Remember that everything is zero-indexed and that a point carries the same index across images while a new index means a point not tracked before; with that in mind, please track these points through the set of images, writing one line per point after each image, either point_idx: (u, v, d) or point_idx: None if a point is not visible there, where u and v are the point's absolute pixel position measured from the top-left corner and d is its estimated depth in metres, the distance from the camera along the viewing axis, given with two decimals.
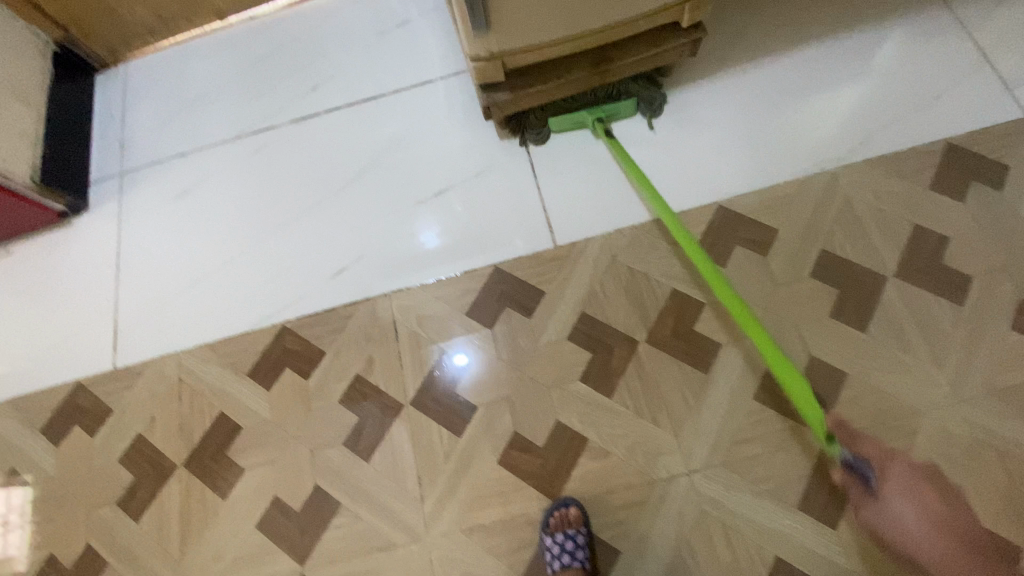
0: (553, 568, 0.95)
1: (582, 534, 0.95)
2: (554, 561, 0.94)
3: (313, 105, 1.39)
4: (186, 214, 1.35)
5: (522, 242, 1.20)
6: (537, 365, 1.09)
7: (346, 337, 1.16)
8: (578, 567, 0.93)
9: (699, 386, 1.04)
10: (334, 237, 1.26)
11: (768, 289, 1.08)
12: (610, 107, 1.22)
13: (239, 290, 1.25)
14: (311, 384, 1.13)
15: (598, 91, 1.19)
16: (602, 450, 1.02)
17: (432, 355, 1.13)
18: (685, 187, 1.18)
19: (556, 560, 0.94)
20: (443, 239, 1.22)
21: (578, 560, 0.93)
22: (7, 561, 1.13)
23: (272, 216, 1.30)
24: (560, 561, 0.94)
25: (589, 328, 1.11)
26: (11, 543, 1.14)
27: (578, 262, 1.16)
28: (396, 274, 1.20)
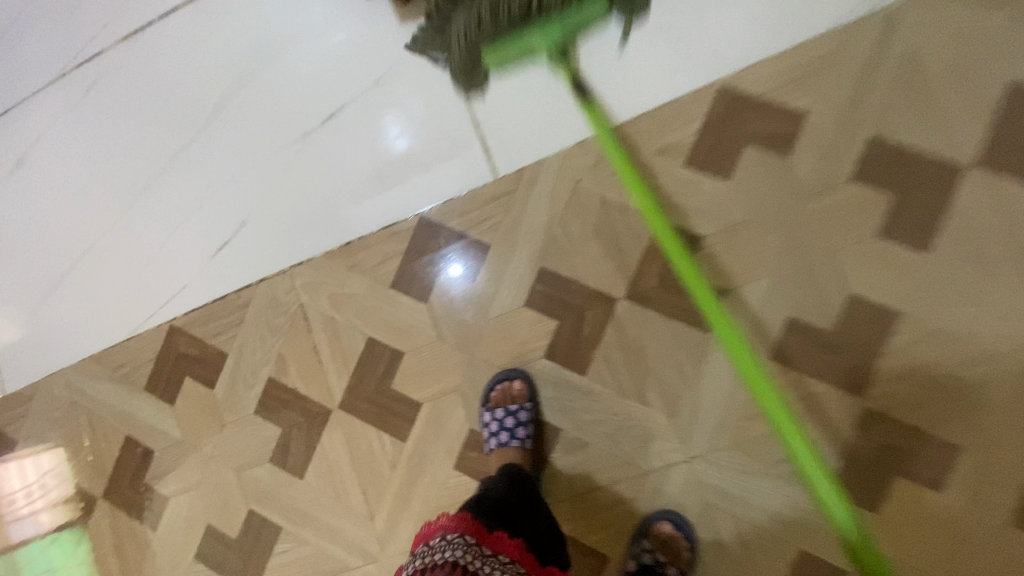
0: (489, 447, 0.81)
1: (526, 411, 0.80)
2: (491, 438, 0.80)
3: (144, 9, 0.99)
4: (28, 191, 1.03)
5: (449, 176, 0.87)
6: (488, 345, 0.84)
7: (247, 332, 0.93)
8: (516, 446, 0.79)
9: (698, 351, 0.78)
10: (209, 199, 0.96)
11: (790, 204, 0.77)
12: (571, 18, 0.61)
13: (115, 284, 0.98)
14: (218, 395, 0.93)
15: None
16: (579, 441, 0.81)
17: (356, 343, 0.88)
18: (685, 56, 0.80)
19: (493, 437, 0.80)
20: (347, 186, 0.91)
21: (518, 439, 0.79)
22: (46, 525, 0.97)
23: (130, 180, 0.99)
24: (497, 438, 0.80)
25: (550, 286, 0.83)
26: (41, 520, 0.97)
27: (528, 197, 0.84)
28: (296, 240, 0.92)
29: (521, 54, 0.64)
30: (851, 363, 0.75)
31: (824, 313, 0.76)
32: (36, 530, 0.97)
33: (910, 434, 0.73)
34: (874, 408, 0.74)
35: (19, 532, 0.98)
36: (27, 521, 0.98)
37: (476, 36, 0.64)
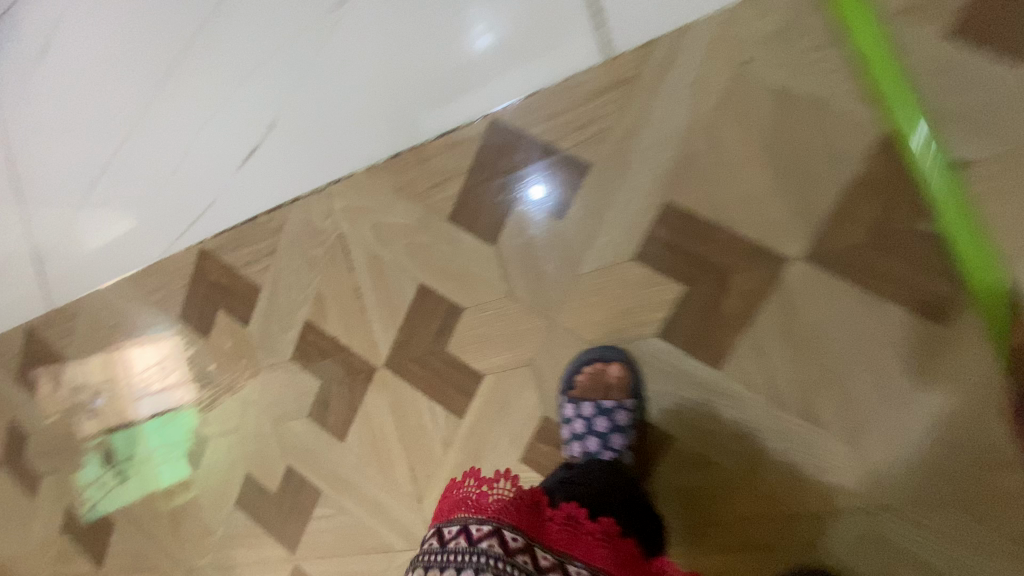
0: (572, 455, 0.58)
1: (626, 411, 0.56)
2: (576, 445, 0.58)
3: None
4: (53, 79, 0.89)
5: (537, 56, 0.58)
6: (576, 311, 0.59)
7: (281, 262, 0.75)
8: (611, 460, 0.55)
9: (916, 351, 0.49)
10: (234, 90, 0.75)
11: None
12: None
13: (144, 195, 0.84)
14: (253, 333, 0.79)
15: None
16: (699, 458, 0.56)
17: (406, 288, 0.68)
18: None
19: (579, 445, 0.57)
20: (394, 72, 0.65)
21: (613, 451, 0.56)
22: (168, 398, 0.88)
23: (150, 64, 0.81)
24: (583, 447, 0.57)
25: (678, 230, 0.54)
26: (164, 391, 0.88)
27: (656, 90, 0.54)
28: (332, 148, 0.70)
29: None
30: None
31: None
32: (165, 405, 0.89)
33: None
34: None
35: (147, 406, 0.90)
36: (155, 395, 0.89)
37: None
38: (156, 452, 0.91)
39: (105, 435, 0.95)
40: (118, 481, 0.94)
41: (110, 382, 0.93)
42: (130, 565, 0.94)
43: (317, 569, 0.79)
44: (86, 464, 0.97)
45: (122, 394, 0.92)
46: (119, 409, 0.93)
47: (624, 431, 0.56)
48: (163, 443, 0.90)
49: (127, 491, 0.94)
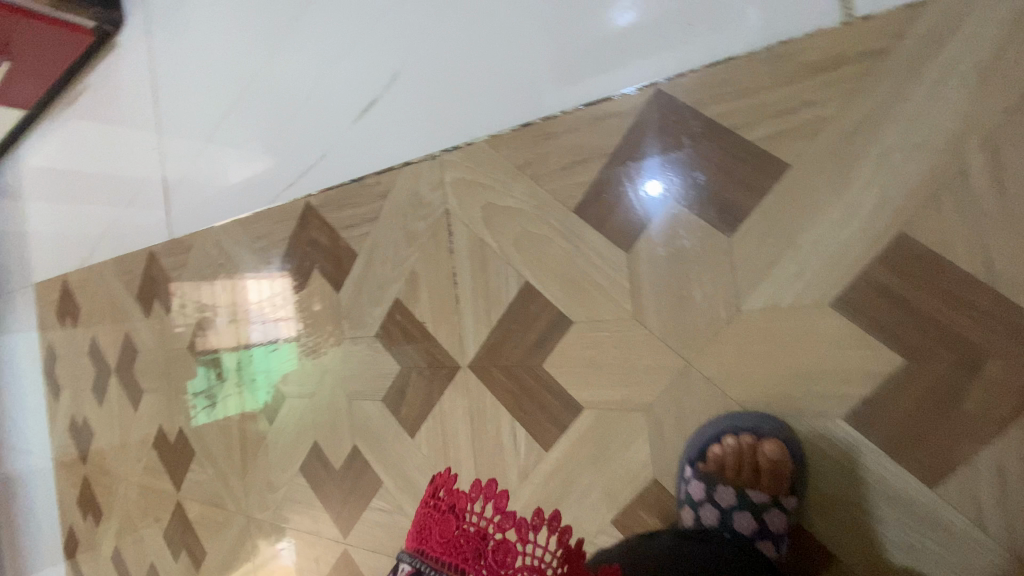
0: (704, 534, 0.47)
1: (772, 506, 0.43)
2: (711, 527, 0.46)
3: None
4: (199, 11, 0.89)
5: (732, 16, 0.43)
6: (725, 359, 0.45)
7: (380, 231, 0.68)
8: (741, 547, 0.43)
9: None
10: (362, 35, 0.68)
11: None
12: None
13: (264, 139, 0.82)
14: (342, 300, 0.74)
15: None
16: None
17: (509, 286, 0.57)
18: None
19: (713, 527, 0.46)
20: (538, 26, 0.54)
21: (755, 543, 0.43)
22: (275, 329, 0.84)
23: (286, 1, 0.77)
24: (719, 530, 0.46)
25: (908, 279, 0.38)
26: (271, 323, 0.85)
27: (915, 74, 0.37)
28: (453, 110, 0.61)
29: None
30: None
31: None
32: (272, 336, 0.85)
33: None
34: None
35: (258, 333, 0.88)
36: (266, 323, 0.86)
37: None
38: (258, 378, 0.88)
39: (218, 350, 0.95)
40: (219, 397, 0.94)
41: (228, 300, 0.91)
42: (203, 497, 0.97)
43: (366, 560, 0.74)
44: (197, 374, 0.99)
45: (240, 315, 0.90)
46: (234, 330, 0.92)
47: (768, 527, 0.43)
48: (265, 372, 0.87)
49: (224, 410, 0.93)
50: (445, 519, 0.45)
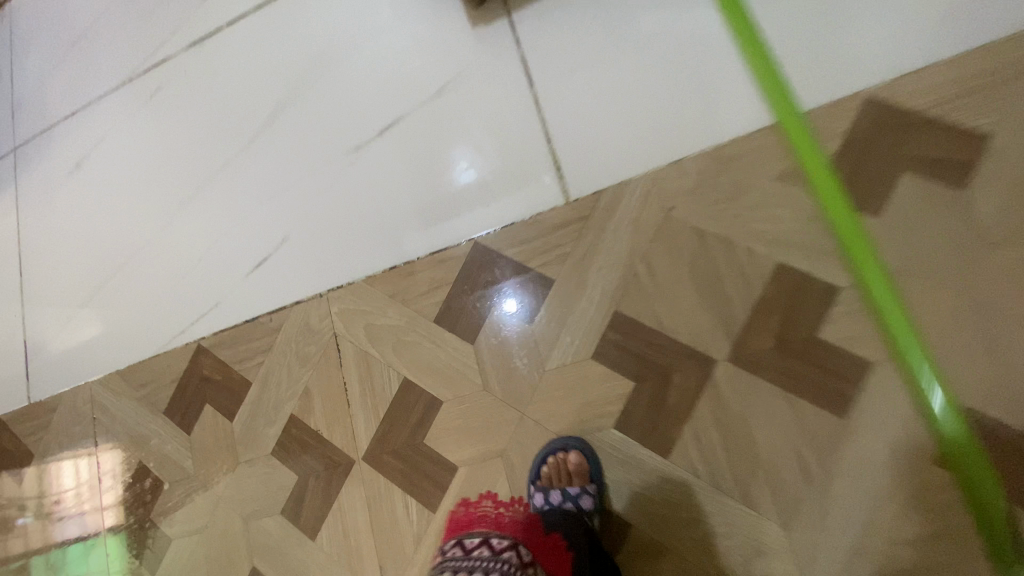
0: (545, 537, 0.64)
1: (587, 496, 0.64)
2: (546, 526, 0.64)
3: (215, 19, 0.97)
4: (83, 193, 1.00)
5: (514, 197, 0.73)
6: (543, 405, 0.68)
7: (275, 359, 0.82)
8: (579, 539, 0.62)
9: (843, 455, 0.58)
10: (255, 209, 0.88)
11: (962, 253, 0.58)
12: None
13: (151, 294, 0.92)
14: (236, 427, 0.83)
15: None
16: (656, 547, 0.62)
17: (391, 385, 0.76)
18: (812, 62, 0.65)
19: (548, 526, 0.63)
20: (396, 202, 0.79)
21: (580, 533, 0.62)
22: (93, 521, 0.88)
23: (180, 185, 0.94)
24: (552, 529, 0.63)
25: (628, 337, 0.66)
26: (87, 520, 0.89)
27: (607, 224, 0.68)
28: (338, 260, 0.81)
29: None
30: None
31: (1018, 409, 0.54)
32: (91, 528, 0.89)
33: None
34: None
35: (72, 528, 0.90)
36: (82, 518, 0.89)
37: None
38: None
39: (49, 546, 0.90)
40: None
41: (39, 498, 0.93)
42: None
43: None
44: None
45: (53, 513, 0.91)
46: (60, 507, 0.91)
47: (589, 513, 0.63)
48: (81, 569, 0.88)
49: None
50: (458, 514, 0.67)
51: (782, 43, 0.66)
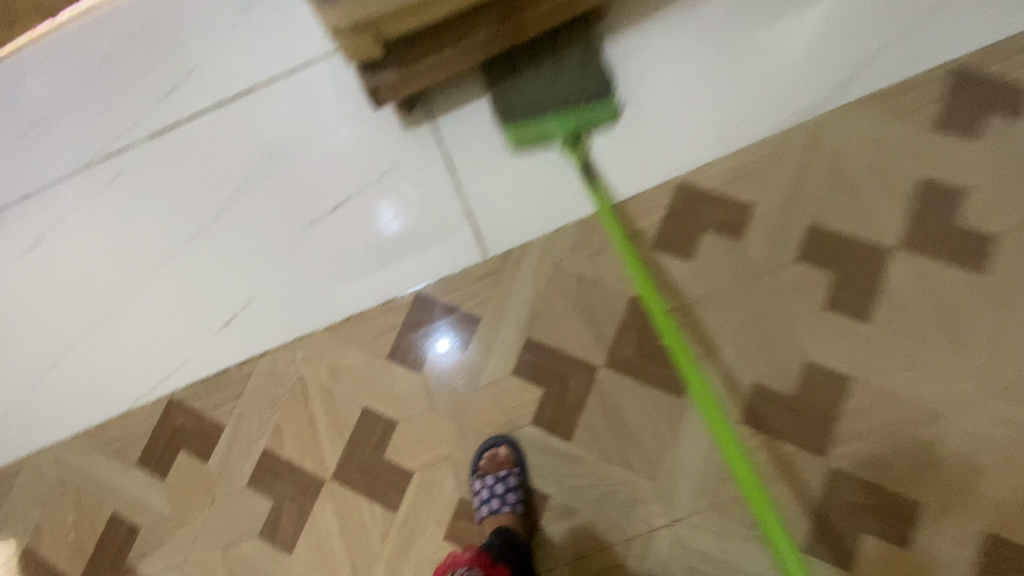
0: (483, 514, 0.84)
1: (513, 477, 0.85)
2: (483, 505, 0.84)
3: (174, 114, 1.12)
4: (39, 268, 1.09)
5: (443, 259, 0.96)
6: (478, 414, 0.90)
7: (246, 403, 0.96)
8: (508, 512, 0.83)
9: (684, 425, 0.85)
10: (220, 276, 1.03)
11: (748, 279, 0.86)
12: (581, 112, 0.93)
13: (118, 357, 1.02)
14: (210, 467, 0.95)
15: (524, 94, 0.94)
16: (567, 508, 0.85)
17: (353, 413, 0.93)
18: (622, 161, 0.94)
19: (485, 505, 0.83)
20: (350, 264, 0.99)
21: (509, 505, 0.83)
22: None
23: (144, 258, 1.06)
24: (489, 506, 0.83)
25: (536, 357, 0.90)
26: None
27: (515, 274, 0.93)
28: (301, 315, 0.98)
29: (541, 137, 0.95)
30: (815, 427, 0.81)
31: (788, 379, 0.83)
32: None
33: (875, 494, 0.79)
34: (842, 468, 0.80)
35: None
36: None
37: (513, 108, 0.94)
38: None
39: None
40: None
41: None
42: None
43: None
44: None
45: None
46: None
47: (515, 490, 0.84)
48: None
49: None
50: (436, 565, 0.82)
51: (619, 143, 0.95)
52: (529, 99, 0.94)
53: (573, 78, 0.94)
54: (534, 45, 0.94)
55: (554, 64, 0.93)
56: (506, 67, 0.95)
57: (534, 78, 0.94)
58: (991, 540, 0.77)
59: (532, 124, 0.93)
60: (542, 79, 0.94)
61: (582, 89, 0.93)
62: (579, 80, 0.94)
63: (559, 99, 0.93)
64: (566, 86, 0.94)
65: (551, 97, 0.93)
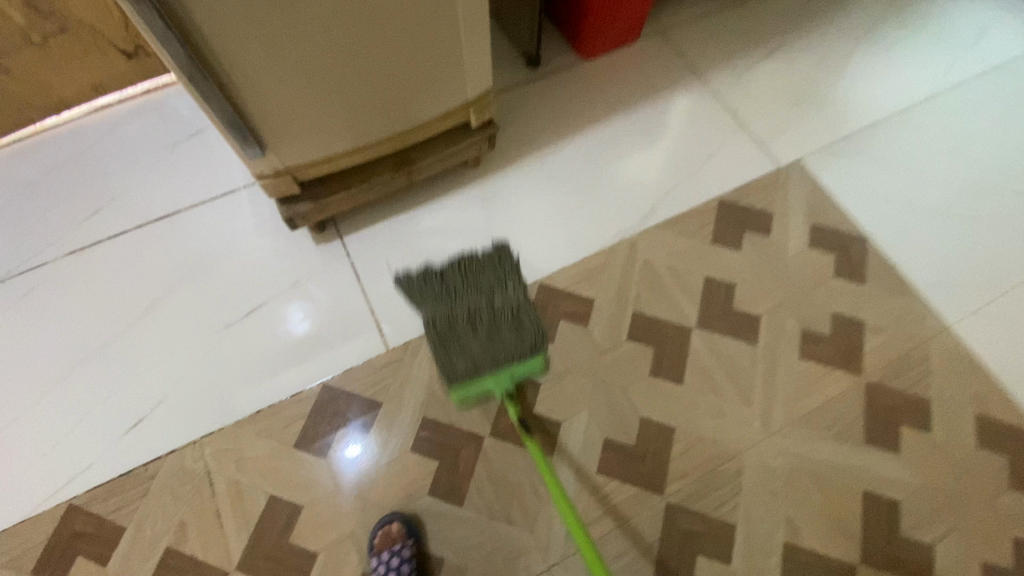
0: None
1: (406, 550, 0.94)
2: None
3: (95, 233, 1.24)
4: None
5: (349, 353, 1.12)
6: (380, 489, 1.01)
7: (151, 503, 1.00)
8: None
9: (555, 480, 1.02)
10: (131, 380, 1.10)
11: (594, 357, 1.12)
12: (514, 370, 1.05)
13: (15, 468, 1.04)
14: (108, 573, 0.96)
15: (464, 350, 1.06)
16: (460, 567, 0.97)
17: (260, 502, 1.00)
18: None
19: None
20: (262, 362, 1.11)
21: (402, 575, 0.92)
22: None
23: (51, 367, 1.11)
24: None
25: (430, 433, 1.05)
26: None
27: (412, 363, 1.11)
28: (211, 411, 1.07)
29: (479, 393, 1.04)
30: (652, 471, 1.04)
31: (629, 434, 1.06)
32: None
33: (700, 521, 1.01)
34: (675, 502, 1.02)
35: None
36: None
37: (454, 369, 1.05)
38: None
39: None
40: None
41: None
42: None
43: None
44: None
45: None
46: None
47: (409, 562, 0.94)
48: None
49: None
50: None
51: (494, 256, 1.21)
52: (469, 357, 1.05)
53: (508, 339, 1.08)
54: (474, 308, 1.10)
55: (489, 330, 1.07)
56: (449, 327, 1.08)
57: (473, 338, 1.07)
58: (789, 548, 1.00)
59: (470, 383, 1.03)
60: (482, 337, 1.07)
61: (517, 350, 1.06)
62: (514, 344, 1.07)
63: (495, 360, 1.05)
64: (503, 346, 1.06)
65: (488, 362, 1.05)
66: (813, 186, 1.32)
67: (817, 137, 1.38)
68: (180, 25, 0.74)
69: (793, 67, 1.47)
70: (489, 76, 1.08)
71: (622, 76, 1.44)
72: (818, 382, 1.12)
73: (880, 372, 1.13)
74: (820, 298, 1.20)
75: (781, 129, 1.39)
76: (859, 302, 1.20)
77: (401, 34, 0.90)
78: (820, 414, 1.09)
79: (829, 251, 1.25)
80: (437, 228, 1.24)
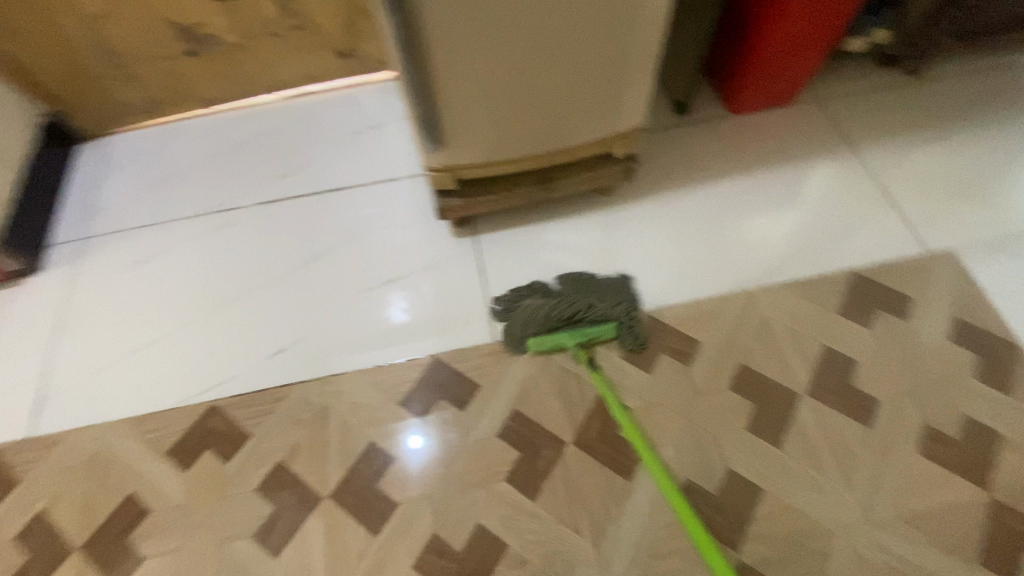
0: None
1: None
2: None
3: (281, 191, 1.48)
4: (139, 282, 1.37)
5: (459, 337, 1.22)
6: (462, 463, 1.09)
7: (275, 420, 1.16)
8: None
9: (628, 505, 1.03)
10: (281, 316, 1.29)
11: (689, 396, 1.13)
12: (591, 330, 1.16)
13: (180, 363, 1.25)
14: (228, 468, 1.12)
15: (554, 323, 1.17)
16: (520, 559, 1.00)
17: (359, 445, 1.12)
18: None
19: None
20: (386, 327, 1.25)
21: None
22: None
23: (225, 290, 1.34)
24: None
25: (518, 425, 1.12)
26: None
27: (514, 358, 1.19)
28: (337, 358, 1.22)
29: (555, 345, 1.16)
30: (730, 524, 1.01)
31: (711, 480, 1.05)
32: None
33: None
34: (747, 562, 0.98)
35: None
36: None
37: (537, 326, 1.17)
38: None
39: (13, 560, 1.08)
40: None
41: None
42: None
43: None
44: None
45: None
46: None
47: None
48: None
49: None
50: None
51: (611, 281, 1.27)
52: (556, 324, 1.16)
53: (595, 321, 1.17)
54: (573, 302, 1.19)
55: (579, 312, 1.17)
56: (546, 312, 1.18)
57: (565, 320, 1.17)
58: None
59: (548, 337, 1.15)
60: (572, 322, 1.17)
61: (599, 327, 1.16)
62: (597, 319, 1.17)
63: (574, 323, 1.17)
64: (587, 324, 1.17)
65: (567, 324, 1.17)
66: (964, 279, 1.23)
67: (977, 230, 1.29)
68: (410, 34, 0.91)
69: (960, 155, 1.40)
70: (643, 115, 1.16)
71: (769, 135, 1.45)
72: (934, 484, 1.03)
73: (1014, 493, 1.02)
74: (952, 397, 1.10)
75: (935, 215, 1.32)
76: (1000, 412, 1.09)
77: (578, 65, 1.02)
78: (932, 519, 1.00)
79: (972, 351, 1.15)
80: (563, 244, 1.33)
